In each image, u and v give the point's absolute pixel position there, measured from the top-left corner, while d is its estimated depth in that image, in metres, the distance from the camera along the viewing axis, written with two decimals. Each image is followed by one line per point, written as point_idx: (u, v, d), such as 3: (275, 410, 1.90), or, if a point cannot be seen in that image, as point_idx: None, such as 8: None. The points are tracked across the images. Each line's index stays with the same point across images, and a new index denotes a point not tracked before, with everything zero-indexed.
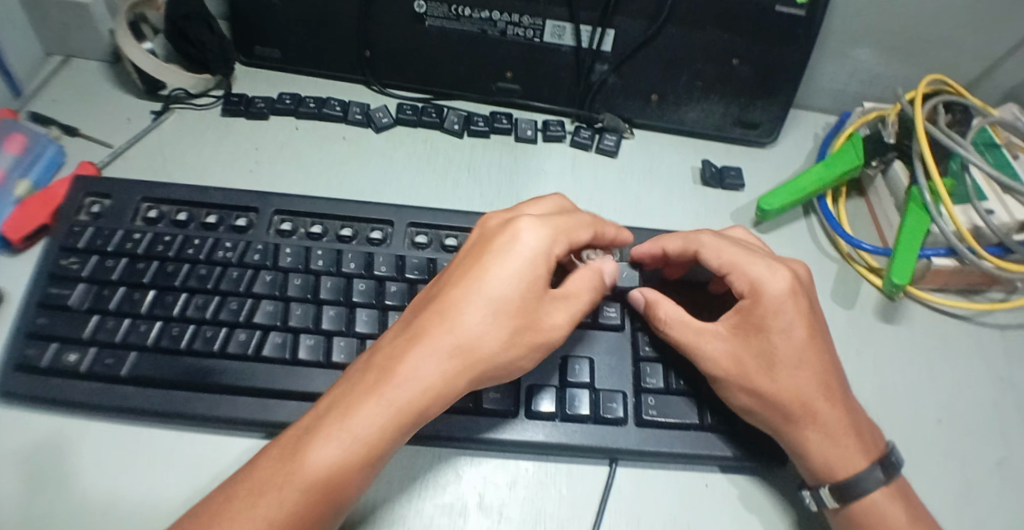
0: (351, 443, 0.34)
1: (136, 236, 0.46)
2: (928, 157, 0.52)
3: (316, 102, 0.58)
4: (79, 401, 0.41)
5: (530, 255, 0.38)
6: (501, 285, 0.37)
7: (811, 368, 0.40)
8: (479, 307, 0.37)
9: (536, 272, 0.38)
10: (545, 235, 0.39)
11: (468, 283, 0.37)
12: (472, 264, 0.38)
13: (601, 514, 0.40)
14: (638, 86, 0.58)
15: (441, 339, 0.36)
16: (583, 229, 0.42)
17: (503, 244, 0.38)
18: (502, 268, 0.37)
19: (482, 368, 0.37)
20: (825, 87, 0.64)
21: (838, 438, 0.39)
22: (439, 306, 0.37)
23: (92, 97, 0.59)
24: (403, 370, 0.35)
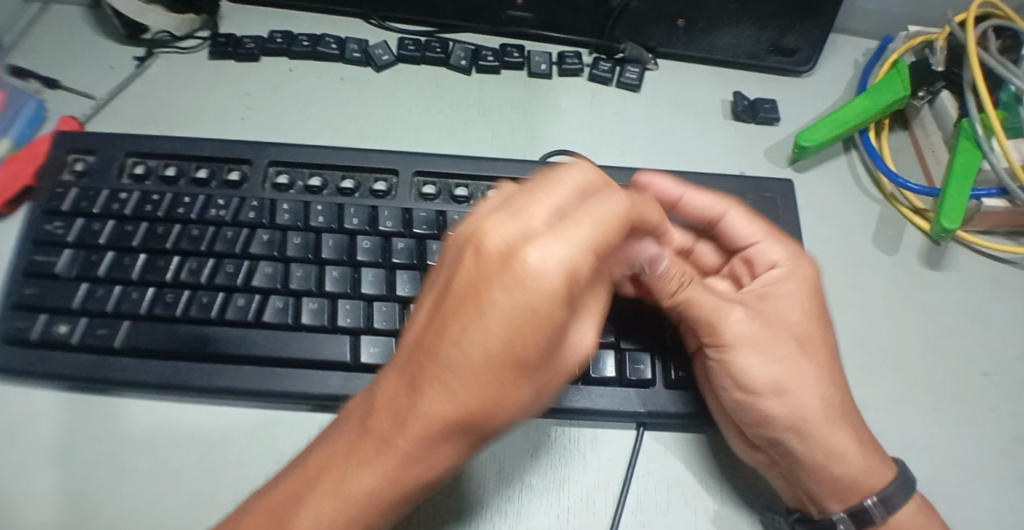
0: (352, 518, 0.30)
1: (122, 196, 0.43)
2: (982, 88, 0.46)
3: (310, 40, 0.50)
4: (75, 374, 0.39)
5: (528, 310, 0.23)
6: (500, 356, 0.24)
7: (818, 354, 0.37)
8: (473, 384, 0.25)
9: (548, 330, 0.24)
10: (561, 274, 0.23)
11: (461, 353, 0.24)
12: (457, 314, 0.25)
13: (628, 480, 0.38)
14: (663, 9, 0.49)
15: (440, 423, 0.26)
16: (612, 232, 0.25)
17: (504, 301, 0.23)
18: (497, 332, 0.24)
19: (492, 434, 0.27)
20: (866, 8, 0.55)
21: (837, 424, 0.37)
22: (430, 376, 0.26)
23: (74, 42, 0.54)
24: (397, 449, 0.28)
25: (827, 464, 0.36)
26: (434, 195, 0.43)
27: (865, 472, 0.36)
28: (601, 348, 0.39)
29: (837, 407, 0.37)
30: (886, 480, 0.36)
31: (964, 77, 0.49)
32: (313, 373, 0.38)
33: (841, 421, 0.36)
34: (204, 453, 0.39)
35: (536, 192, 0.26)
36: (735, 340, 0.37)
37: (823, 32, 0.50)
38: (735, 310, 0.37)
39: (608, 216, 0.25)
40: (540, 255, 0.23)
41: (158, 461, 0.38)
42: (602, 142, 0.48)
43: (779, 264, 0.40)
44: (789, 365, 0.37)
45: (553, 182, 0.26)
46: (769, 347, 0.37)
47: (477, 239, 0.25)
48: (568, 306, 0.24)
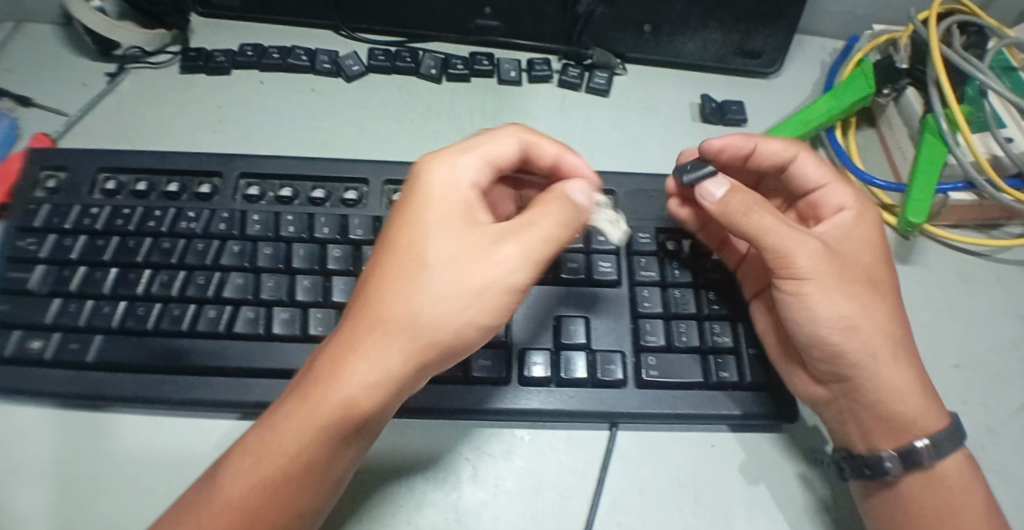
0: (286, 461, 0.32)
1: (94, 211, 0.43)
2: (946, 84, 0.47)
3: (280, 52, 0.51)
4: (47, 389, 0.39)
5: (428, 197, 0.34)
6: (409, 238, 0.33)
7: (889, 294, 0.39)
8: (394, 269, 0.33)
9: (449, 215, 0.33)
10: (449, 179, 0.34)
11: (397, 248, 0.33)
12: (398, 226, 0.34)
13: (602, 480, 0.39)
14: (629, 14, 0.50)
15: (370, 329, 0.32)
16: (505, 144, 0.36)
17: (419, 206, 0.34)
18: (408, 224, 0.33)
19: (411, 336, 0.31)
20: (831, 9, 0.55)
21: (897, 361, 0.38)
22: (358, 284, 0.34)
23: (46, 60, 0.54)
24: (328, 373, 0.31)
25: (886, 409, 0.37)
26: None
27: (921, 416, 0.37)
28: (572, 349, 0.40)
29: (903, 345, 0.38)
30: (940, 425, 0.37)
31: (928, 73, 0.49)
32: (283, 383, 0.38)
33: (900, 363, 0.38)
34: (177, 466, 0.39)
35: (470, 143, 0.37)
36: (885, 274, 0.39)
37: (787, 34, 0.51)
38: (809, 243, 0.37)
39: (504, 157, 0.36)
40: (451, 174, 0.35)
41: (131, 475, 0.38)
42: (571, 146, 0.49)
43: (844, 209, 0.41)
44: (886, 303, 0.38)
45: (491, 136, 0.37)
46: (837, 284, 0.37)
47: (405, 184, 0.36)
48: (457, 204, 0.34)
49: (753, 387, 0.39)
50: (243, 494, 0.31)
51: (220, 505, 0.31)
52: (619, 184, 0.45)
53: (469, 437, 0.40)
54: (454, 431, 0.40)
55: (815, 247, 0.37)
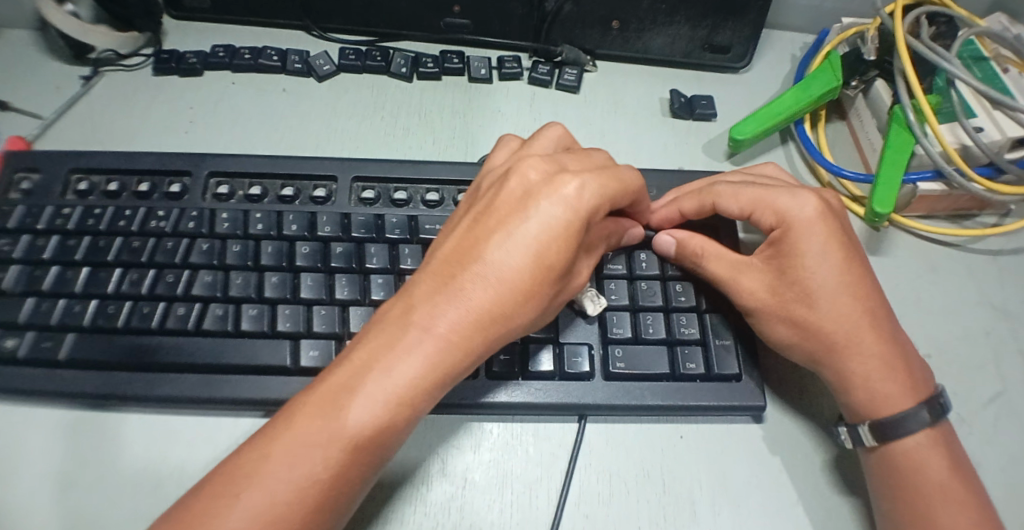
0: (399, 404, 0.32)
1: (66, 211, 0.43)
2: (912, 74, 0.47)
3: (252, 53, 0.51)
4: (20, 388, 0.39)
5: (563, 209, 0.33)
6: (540, 248, 0.33)
7: (847, 286, 0.39)
8: (517, 270, 0.33)
9: (575, 237, 0.34)
10: (591, 199, 0.34)
11: (515, 227, 0.34)
12: (514, 209, 0.34)
13: (571, 472, 0.39)
14: (597, 11, 0.50)
15: (482, 296, 0.34)
16: (626, 194, 0.36)
17: (549, 203, 0.34)
18: (540, 231, 0.33)
19: (510, 334, 0.35)
20: (799, 3, 0.56)
21: (868, 350, 0.38)
22: (475, 263, 0.34)
23: (21, 65, 0.55)
24: (440, 329, 0.33)
25: (862, 395, 0.38)
26: (374, 200, 0.43)
27: (894, 397, 0.38)
28: (539, 342, 0.40)
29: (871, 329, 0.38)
30: (909, 404, 0.38)
31: (894, 65, 0.49)
32: (252, 379, 0.39)
33: (864, 352, 0.38)
34: (148, 462, 0.39)
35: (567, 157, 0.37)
36: (820, 288, 0.38)
37: (754, 28, 0.51)
38: (750, 283, 0.40)
39: (628, 180, 0.36)
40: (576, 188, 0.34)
41: (103, 471, 0.39)
42: None
43: (773, 228, 0.40)
44: (841, 301, 0.38)
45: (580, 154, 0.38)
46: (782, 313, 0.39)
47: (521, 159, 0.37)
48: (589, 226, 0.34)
49: (719, 377, 0.40)
50: (329, 462, 0.31)
51: (322, 450, 0.31)
52: None
53: (438, 431, 0.40)
54: (422, 426, 0.40)
55: (756, 284, 0.40)
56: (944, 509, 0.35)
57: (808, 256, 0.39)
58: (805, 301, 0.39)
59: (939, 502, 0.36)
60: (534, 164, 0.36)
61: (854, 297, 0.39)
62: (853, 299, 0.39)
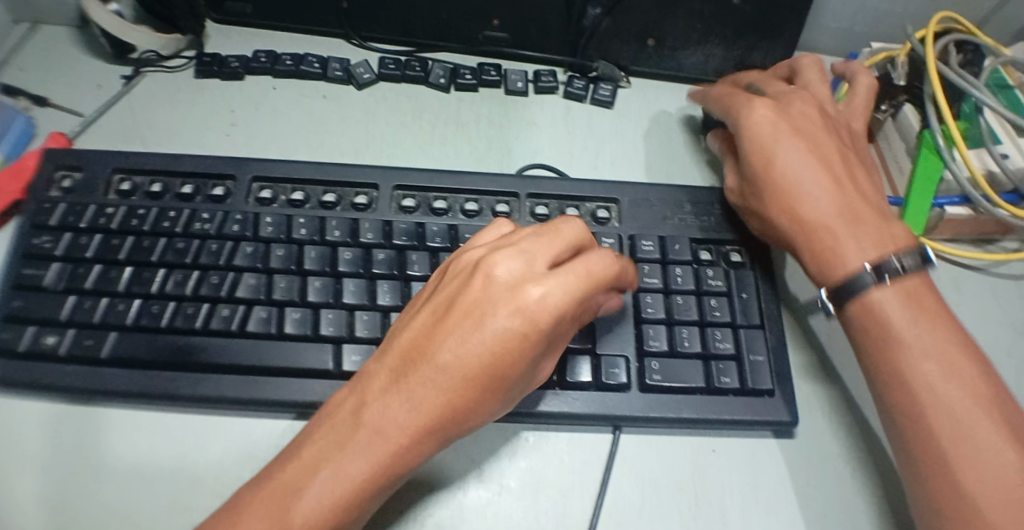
0: (343, 512, 0.31)
1: (109, 211, 0.44)
2: (943, 100, 0.48)
3: (294, 59, 0.52)
4: (61, 385, 0.40)
5: (521, 323, 0.32)
6: (495, 361, 0.32)
7: (838, 197, 0.40)
8: (471, 382, 0.32)
9: (530, 350, 0.32)
10: (553, 309, 0.32)
11: (473, 334, 0.32)
12: (472, 315, 0.33)
13: (606, 481, 0.39)
14: (633, 29, 0.51)
15: (435, 407, 0.32)
16: (597, 284, 0.33)
17: (510, 312, 0.32)
18: (495, 346, 0.32)
19: (463, 434, 0.34)
20: (829, 27, 0.57)
21: (845, 249, 0.39)
22: (430, 367, 0.33)
23: (61, 63, 0.55)
24: (391, 442, 0.32)
25: (830, 249, 0.39)
26: (414, 208, 0.44)
27: (882, 300, 0.37)
28: (577, 353, 0.40)
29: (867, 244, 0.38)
30: (884, 288, 0.37)
31: (924, 90, 0.50)
32: (293, 381, 0.39)
33: (840, 259, 0.39)
34: (183, 460, 0.39)
35: (539, 241, 0.34)
36: (789, 195, 0.41)
37: (787, 49, 0.52)
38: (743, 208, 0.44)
39: (597, 273, 0.33)
40: (539, 294, 0.32)
41: (139, 469, 0.39)
42: (575, 156, 0.50)
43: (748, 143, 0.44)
44: (825, 202, 0.40)
45: (557, 233, 0.35)
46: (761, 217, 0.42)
47: (487, 266, 0.33)
48: (550, 334, 0.32)
49: (752, 392, 0.40)
50: None
51: None
52: (622, 192, 0.46)
53: (475, 438, 0.40)
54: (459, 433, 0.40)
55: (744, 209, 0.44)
56: (975, 461, 0.32)
57: (771, 168, 0.42)
58: (773, 205, 0.41)
59: (970, 451, 0.32)
60: (505, 260, 0.33)
61: (817, 193, 0.40)
62: (817, 198, 0.40)
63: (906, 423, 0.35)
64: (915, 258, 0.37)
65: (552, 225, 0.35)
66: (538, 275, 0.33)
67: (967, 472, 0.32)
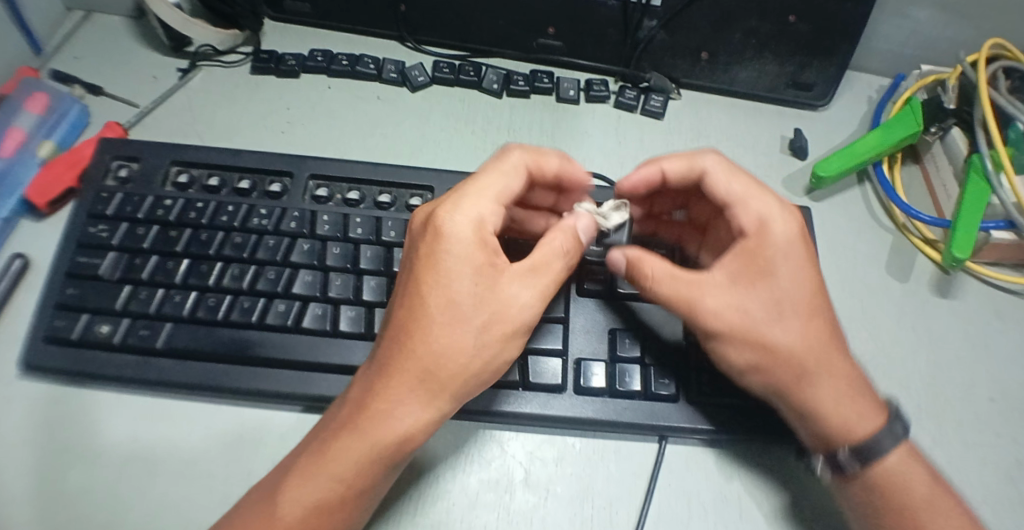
0: (336, 480, 0.33)
1: (167, 202, 0.44)
2: (994, 124, 0.48)
3: (349, 59, 0.53)
4: (115, 373, 0.40)
5: (447, 255, 0.34)
6: (442, 299, 0.33)
7: (785, 259, 0.37)
8: (426, 327, 0.33)
9: (467, 265, 0.34)
10: (467, 222, 0.35)
11: (412, 284, 0.34)
12: (411, 271, 0.35)
13: (652, 491, 0.39)
14: (687, 43, 0.52)
15: (402, 363, 0.33)
16: (512, 181, 0.37)
17: (433, 245, 0.34)
18: (428, 276, 0.34)
19: (448, 384, 0.33)
20: (879, 48, 0.57)
21: (826, 376, 0.37)
22: (391, 329, 0.34)
23: (117, 52, 0.56)
24: (370, 406, 0.33)
25: (811, 415, 0.37)
26: None
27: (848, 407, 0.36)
28: (628, 362, 0.41)
29: (732, 321, 0.37)
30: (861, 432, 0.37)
31: (974, 113, 0.50)
32: (346, 379, 0.40)
33: (811, 409, 0.37)
34: (235, 453, 0.40)
35: (456, 186, 0.39)
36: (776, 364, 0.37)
37: (839, 69, 0.52)
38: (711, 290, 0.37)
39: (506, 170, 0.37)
40: (455, 214, 0.35)
41: (190, 459, 0.40)
42: (624, 166, 0.51)
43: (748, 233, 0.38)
44: (704, 290, 0.37)
45: (473, 181, 0.40)
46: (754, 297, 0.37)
47: (413, 228, 0.37)
48: (483, 246, 0.35)
49: None
50: None
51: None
52: None
53: (525, 443, 0.41)
54: (510, 437, 0.41)
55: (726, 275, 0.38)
56: (912, 468, 0.37)
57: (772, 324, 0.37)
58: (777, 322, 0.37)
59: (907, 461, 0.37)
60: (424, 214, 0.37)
61: (810, 302, 0.38)
62: (811, 303, 0.37)
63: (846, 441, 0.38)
64: (893, 435, 0.37)
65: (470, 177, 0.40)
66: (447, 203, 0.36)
67: (919, 498, 0.36)
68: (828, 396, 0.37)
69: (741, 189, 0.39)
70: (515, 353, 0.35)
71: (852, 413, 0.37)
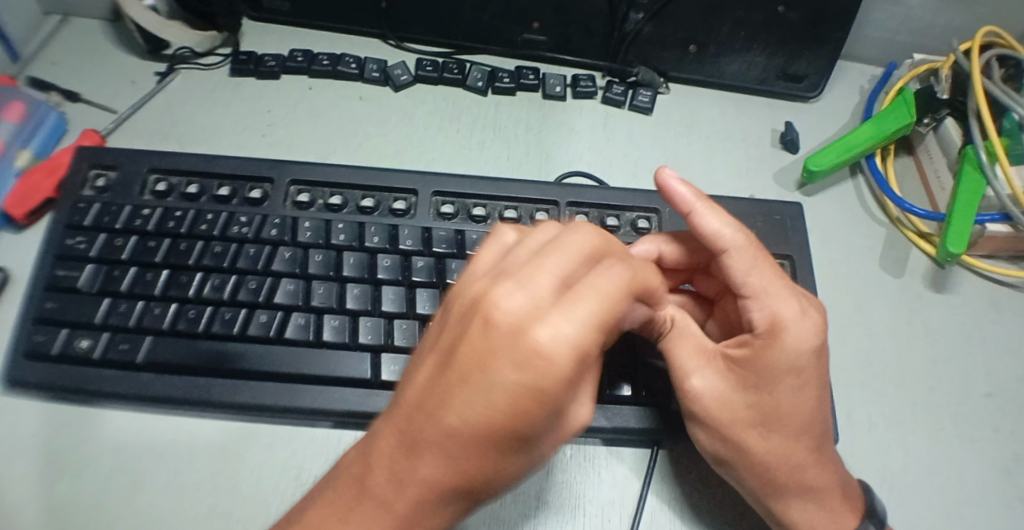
0: None
1: (145, 212, 0.43)
2: (987, 114, 0.47)
3: (330, 59, 0.52)
4: (97, 389, 0.39)
5: (528, 392, 0.24)
6: (510, 432, 0.25)
7: (783, 374, 0.34)
8: (482, 451, 0.25)
9: (549, 406, 0.24)
10: (571, 356, 0.23)
11: (471, 403, 0.24)
12: (467, 379, 0.24)
13: (643, 498, 0.39)
14: (674, 36, 0.51)
15: (443, 479, 0.27)
16: (620, 304, 0.25)
17: (516, 373, 0.23)
18: (500, 406, 0.24)
19: (486, 491, 0.28)
20: (871, 37, 0.56)
21: (799, 494, 0.36)
22: (431, 439, 0.26)
23: (94, 56, 0.55)
24: (395, 512, 0.28)
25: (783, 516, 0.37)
26: (452, 215, 0.44)
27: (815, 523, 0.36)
28: (617, 366, 0.40)
29: (717, 408, 0.36)
30: None
31: (968, 104, 0.49)
32: (331, 389, 0.39)
33: (779, 511, 0.37)
34: (221, 466, 0.39)
35: (544, 261, 0.25)
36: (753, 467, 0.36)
37: (830, 60, 0.51)
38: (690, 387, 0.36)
39: (613, 289, 0.25)
40: (552, 335, 0.23)
41: (176, 473, 0.39)
42: (612, 163, 0.50)
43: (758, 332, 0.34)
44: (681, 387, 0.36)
45: (543, 237, 0.27)
46: (729, 416, 0.35)
47: (482, 308, 0.24)
48: (576, 383, 0.24)
49: None
50: None
51: None
52: (662, 203, 0.45)
53: None
54: None
55: (707, 384, 0.36)
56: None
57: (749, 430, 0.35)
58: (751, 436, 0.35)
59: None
60: (497, 298, 0.24)
61: (791, 431, 0.35)
62: (792, 428, 0.35)
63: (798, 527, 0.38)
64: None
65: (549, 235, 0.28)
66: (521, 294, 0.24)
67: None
68: (799, 506, 0.36)
69: (756, 285, 0.34)
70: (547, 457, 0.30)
71: (818, 520, 0.36)
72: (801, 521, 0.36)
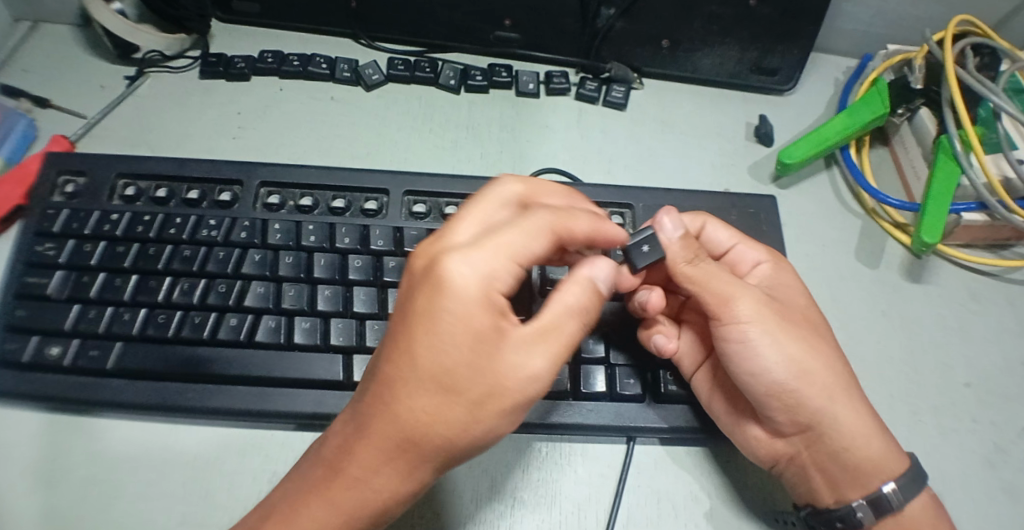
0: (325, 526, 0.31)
1: (113, 217, 0.43)
2: (960, 103, 0.47)
3: (300, 60, 0.51)
4: (68, 395, 0.39)
5: (460, 319, 0.29)
6: (444, 368, 0.29)
7: (799, 291, 0.40)
8: (418, 392, 0.29)
9: (473, 338, 0.29)
10: (475, 279, 0.29)
11: (402, 345, 0.30)
12: (408, 322, 0.30)
13: (620, 493, 0.39)
14: (647, 31, 0.51)
15: (387, 428, 0.30)
16: (533, 241, 0.31)
17: (431, 297, 0.29)
18: (429, 334, 0.29)
19: (435, 459, 0.31)
20: (845, 28, 0.56)
21: (856, 404, 0.37)
22: (376, 383, 0.31)
23: (64, 63, 0.54)
24: (349, 472, 0.31)
25: (851, 433, 0.37)
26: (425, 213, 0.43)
27: (881, 449, 0.37)
28: (591, 364, 0.40)
29: (769, 320, 0.37)
30: (897, 469, 0.36)
31: (942, 93, 0.49)
32: (302, 392, 0.39)
33: (845, 427, 0.37)
34: (195, 472, 0.39)
35: (461, 216, 0.33)
36: (812, 375, 0.37)
37: (803, 52, 0.51)
38: (747, 293, 0.37)
39: (529, 226, 0.31)
40: (458, 263, 0.30)
41: (150, 479, 0.39)
42: (587, 159, 0.50)
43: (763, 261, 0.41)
44: (740, 294, 0.37)
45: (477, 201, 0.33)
46: (784, 324, 0.37)
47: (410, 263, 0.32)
48: (491, 313, 0.30)
49: None
50: None
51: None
52: (636, 198, 0.45)
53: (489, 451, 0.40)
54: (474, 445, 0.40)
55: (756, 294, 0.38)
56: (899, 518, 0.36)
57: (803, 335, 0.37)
58: (806, 341, 0.37)
59: (920, 481, 0.36)
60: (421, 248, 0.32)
61: (823, 336, 0.39)
62: (823, 334, 0.39)
63: (859, 455, 0.37)
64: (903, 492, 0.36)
65: (476, 195, 0.34)
66: (458, 249, 0.30)
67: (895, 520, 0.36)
68: (865, 423, 0.37)
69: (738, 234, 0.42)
70: (510, 427, 0.32)
71: (882, 448, 0.37)
72: (868, 437, 0.37)
